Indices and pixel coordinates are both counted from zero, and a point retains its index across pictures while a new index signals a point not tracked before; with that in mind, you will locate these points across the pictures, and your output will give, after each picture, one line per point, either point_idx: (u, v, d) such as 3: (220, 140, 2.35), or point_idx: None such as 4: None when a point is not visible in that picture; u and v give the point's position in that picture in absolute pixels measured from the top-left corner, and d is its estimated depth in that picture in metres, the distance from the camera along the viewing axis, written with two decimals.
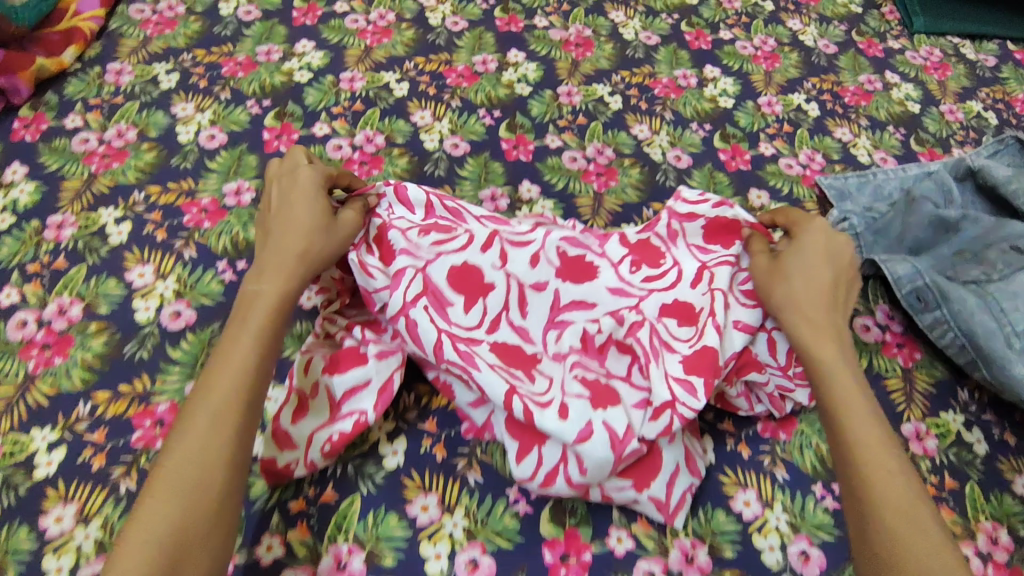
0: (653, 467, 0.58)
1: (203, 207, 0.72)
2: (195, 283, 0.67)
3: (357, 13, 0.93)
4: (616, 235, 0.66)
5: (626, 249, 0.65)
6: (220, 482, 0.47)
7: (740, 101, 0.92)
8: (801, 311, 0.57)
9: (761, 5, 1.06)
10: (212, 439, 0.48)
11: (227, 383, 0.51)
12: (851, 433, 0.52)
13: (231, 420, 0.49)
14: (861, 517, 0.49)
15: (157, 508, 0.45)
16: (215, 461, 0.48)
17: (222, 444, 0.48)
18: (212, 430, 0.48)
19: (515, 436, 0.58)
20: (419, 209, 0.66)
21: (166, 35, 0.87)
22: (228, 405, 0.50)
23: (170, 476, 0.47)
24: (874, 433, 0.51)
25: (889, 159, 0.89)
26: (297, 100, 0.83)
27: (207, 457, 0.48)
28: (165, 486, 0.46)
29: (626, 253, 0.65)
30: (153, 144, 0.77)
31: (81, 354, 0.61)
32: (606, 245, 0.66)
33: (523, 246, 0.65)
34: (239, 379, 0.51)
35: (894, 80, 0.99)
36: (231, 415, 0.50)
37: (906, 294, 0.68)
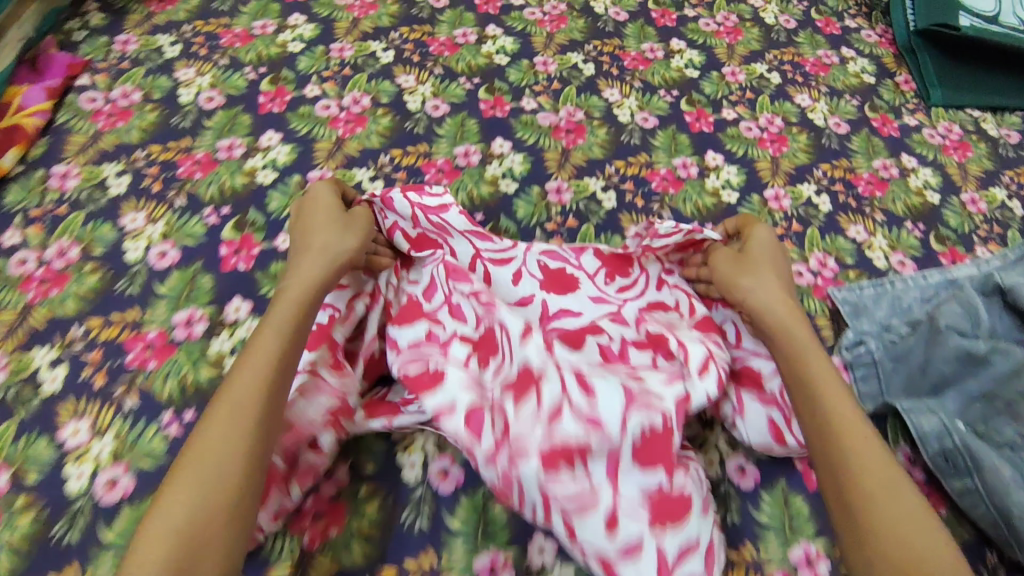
0: (679, 504, 0.55)
1: (149, 342, 0.66)
2: (136, 440, 0.60)
3: (329, 98, 0.85)
4: (590, 248, 0.72)
5: (600, 261, 0.72)
6: (240, 499, 0.48)
7: (745, 195, 0.85)
8: (773, 300, 0.64)
9: (768, 77, 0.98)
10: (232, 448, 0.49)
11: (247, 398, 0.52)
12: (850, 455, 0.54)
13: (251, 434, 0.50)
14: (846, 506, 0.51)
15: (187, 486, 0.47)
16: (229, 480, 0.48)
17: (247, 428, 0.50)
18: (234, 438, 0.50)
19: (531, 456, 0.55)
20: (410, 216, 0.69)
21: (118, 128, 0.79)
22: (255, 396, 0.52)
23: (189, 491, 0.47)
24: (872, 452, 0.54)
25: (907, 262, 0.81)
26: (259, 207, 0.75)
27: (226, 477, 0.48)
28: (183, 508, 0.46)
29: (600, 265, 0.72)
30: (96, 264, 0.70)
31: (6, 535, 0.55)
32: (582, 257, 0.72)
33: (504, 264, 0.70)
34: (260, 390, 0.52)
35: (910, 164, 0.91)
36: (250, 422, 0.51)
37: (935, 456, 0.62)
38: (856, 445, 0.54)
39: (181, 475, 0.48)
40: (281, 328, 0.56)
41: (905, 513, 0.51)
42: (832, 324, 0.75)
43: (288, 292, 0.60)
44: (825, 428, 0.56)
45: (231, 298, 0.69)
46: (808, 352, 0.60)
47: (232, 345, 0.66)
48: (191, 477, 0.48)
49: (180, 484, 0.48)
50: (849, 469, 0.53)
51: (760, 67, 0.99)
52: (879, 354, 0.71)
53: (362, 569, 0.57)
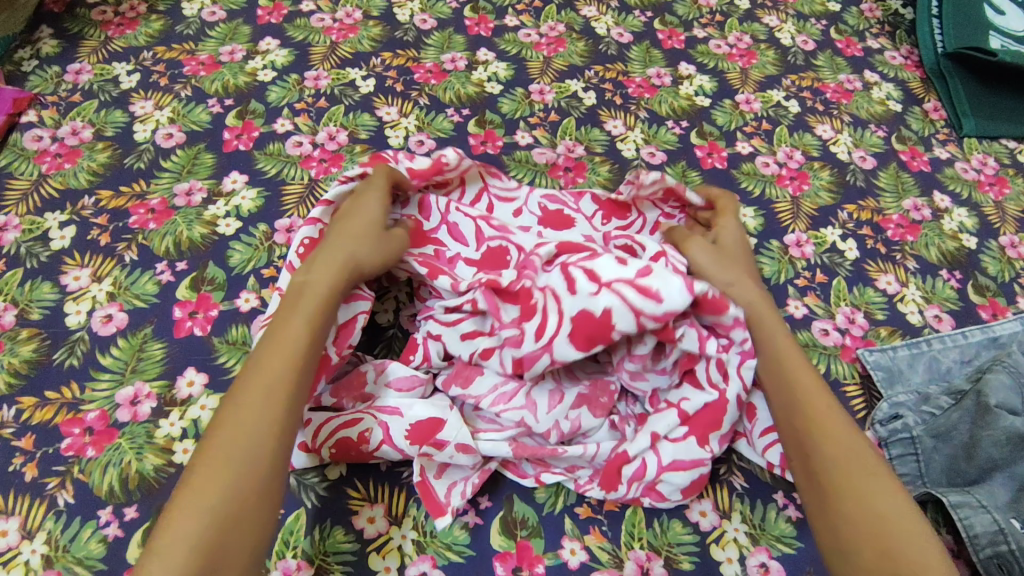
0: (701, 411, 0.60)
1: (88, 425, 0.58)
2: (68, 543, 0.53)
3: (302, 134, 0.78)
4: (589, 193, 0.74)
5: (597, 204, 0.74)
6: (272, 484, 0.47)
7: (764, 241, 0.76)
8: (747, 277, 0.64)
9: (785, 105, 0.90)
10: (256, 445, 0.47)
11: (269, 391, 0.49)
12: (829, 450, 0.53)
13: (275, 432, 0.48)
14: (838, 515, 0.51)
15: (199, 498, 0.44)
16: (259, 471, 0.46)
17: (262, 443, 0.47)
18: (257, 431, 0.47)
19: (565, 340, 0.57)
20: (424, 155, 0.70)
21: (65, 170, 0.73)
22: (277, 401, 0.49)
23: (218, 483, 0.45)
24: (850, 448, 0.53)
25: (944, 318, 0.73)
26: (220, 261, 0.68)
27: (253, 469, 0.46)
28: (215, 496, 0.44)
29: (597, 208, 0.74)
30: (33, 330, 0.63)
31: None
32: (581, 201, 0.74)
33: (508, 202, 0.74)
34: (287, 377, 0.50)
35: (943, 204, 0.83)
36: (274, 424, 0.48)
37: (985, 559, 0.54)
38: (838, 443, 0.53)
39: (197, 478, 0.45)
40: (311, 316, 0.54)
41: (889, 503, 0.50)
42: (862, 391, 0.67)
43: (315, 285, 0.56)
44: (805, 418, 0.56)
45: (184, 369, 0.61)
46: (783, 345, 0.60)
47: (183, 427, 0.59)
48: (222, 466, 0.46)
49: (204, 479, 0.45)
50: (832, 461, 0.53)
51: (776, 94, 0.91)
52: (918, 429, 0.63)
53: None
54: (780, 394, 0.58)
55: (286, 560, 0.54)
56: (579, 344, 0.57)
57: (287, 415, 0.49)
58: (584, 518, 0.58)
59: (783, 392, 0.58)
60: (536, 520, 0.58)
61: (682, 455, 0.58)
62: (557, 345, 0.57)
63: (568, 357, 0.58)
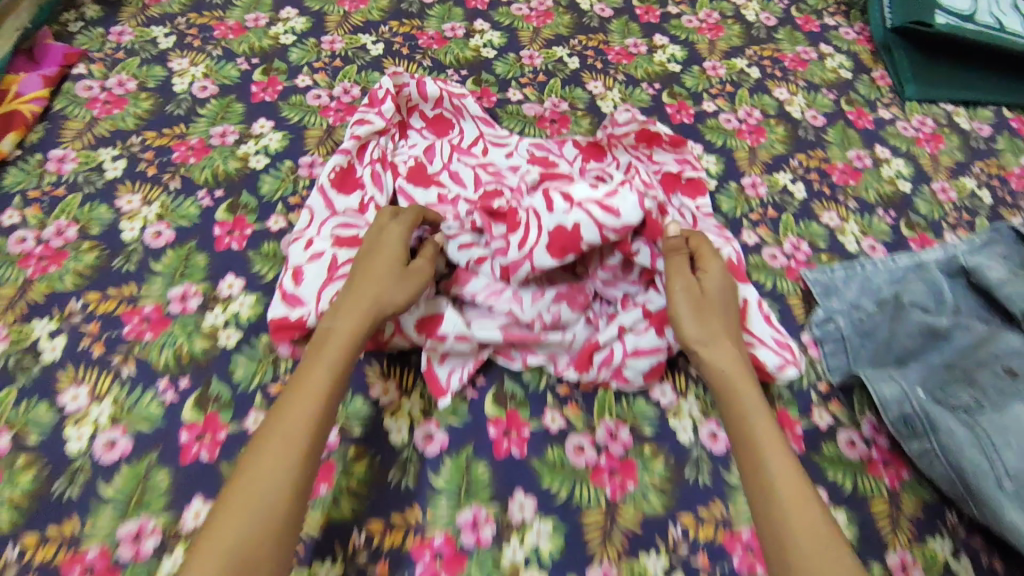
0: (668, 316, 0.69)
1: (145, 316, 0.68)
2: (132, 405, 0.63)
3: (320, 88, 0.88)
4: (570, 141, 0.87)
5: (578, 150, 0.86)
6: (289, 520, 0.51)
7: (723, 182, 0.88)
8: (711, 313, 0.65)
9: (747, 72, 1.02)
10: (275, 483, 0.52)
11: (292, 431, 0.54)
12: (766, 471, 0.56)
13: (297, 467, 0.53)
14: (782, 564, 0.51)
15: (229, 520, 0.49)
16: (279, 505, 0.51)
17: (285, 474, 0.52)
18: (280, 472, 0.52)
19: (547, 251, 0.68)
20: (432, 101, 0.85)
21: (114, 116, 0.81)
22: (300, 440, 0.54)
23: (241, 516, 0.50)
24: (781, 467, 0.56)
25: (878, 247, 0.84)
26: (252, 190, 0.78)
27: (271, 505, 0.51)
28: (238, 528, 0.49)
29: (578, 153, 0.86)
30: (93, 243, 0.72)
31: (7, 492, 0.58)
32: (564, 148, 0.86)
33: (501, 147, 0.85)
34: (307, 426, 0.55)
35: (884, 155, 0.95)
36: (297, 459, 0.53)
37: (894, 420, 0.64)
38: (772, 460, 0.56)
39: (226, 511, 0.50)
40: (335, 365, 0.59)
41: (808, 523, 0.52)
42: (803, 303, 0.78)
43: (338, 333, 0.61)
44: (747, 439, 0.58)
45: (224, 275, 0.72)
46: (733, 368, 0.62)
47: (226, 319, 0.69)
48: (245, 501, 0.50)
49: (234, 507, 0.50)
50: (767, 486, 0.55)
51: (740, 62, 1.03)
52: (847, 331, 0.74)
53: (351, 523, 0.60)
54: (727, 416, 0.61)
55: None
56: (554, 253, 0.68)
57: (304, 460, 0.53)
58: (564, 394, 0.69)
59: (736, 421, 0.60)
60: (523, 395, 0.69)
61: (644, 345, 0.68)
62: (536, 255, 0.68)
63: (545, 264, 0.68)
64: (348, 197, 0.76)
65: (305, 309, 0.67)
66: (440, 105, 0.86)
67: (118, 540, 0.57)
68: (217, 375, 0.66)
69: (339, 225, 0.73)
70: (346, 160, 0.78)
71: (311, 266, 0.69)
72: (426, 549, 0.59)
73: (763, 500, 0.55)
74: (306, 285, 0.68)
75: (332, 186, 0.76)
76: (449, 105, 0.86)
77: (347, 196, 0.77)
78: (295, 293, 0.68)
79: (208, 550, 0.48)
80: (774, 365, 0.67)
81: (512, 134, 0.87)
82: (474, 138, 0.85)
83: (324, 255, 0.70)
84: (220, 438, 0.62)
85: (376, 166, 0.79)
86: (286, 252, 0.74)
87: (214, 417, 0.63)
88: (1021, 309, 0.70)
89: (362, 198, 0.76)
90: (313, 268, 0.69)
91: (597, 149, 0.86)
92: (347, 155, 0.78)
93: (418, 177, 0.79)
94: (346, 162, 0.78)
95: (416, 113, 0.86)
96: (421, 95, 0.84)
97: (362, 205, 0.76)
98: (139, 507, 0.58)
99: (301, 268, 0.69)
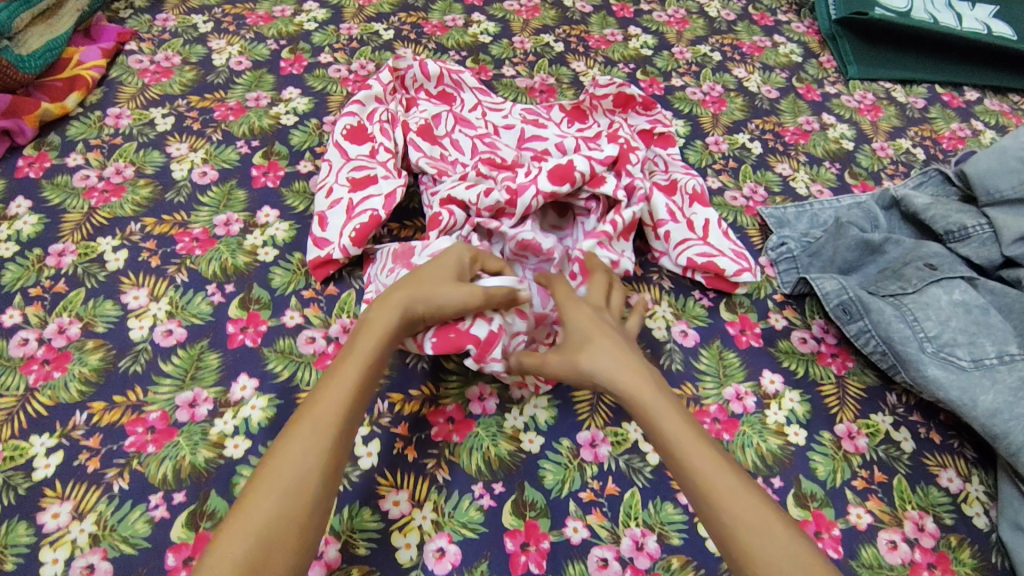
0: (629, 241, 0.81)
1: (195, 236, 0.79)
2: (186, 304, 0.73)
3: (340, 64, 1.01)
4: (558, 106, 0.98)
5: (564, 114, 0.97)
6: (316, 505, 0.51)
7: (689, 141, 1.01)
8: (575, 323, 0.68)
9: (710, 56, 1.16)
10: (307, 468, 0.51)
11: (327, 417, 0.55)
12: (693, 469, 0.54)
13: (327, 456, 0.53)
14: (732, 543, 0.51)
15: (263, 501, 0.49)
16: (308, 490, 0.51)
17: (320, 453, 0.52)
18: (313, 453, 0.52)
19: (550, 179, 0.79)
20: (433, 78, 0.95)
21: (163, 83, 0.95)
22: (329, 430, 0.54)
23: (272, 490, 0.50)
24: (701, 455, 0.55)
25: (825, 191, 0.97)
26: (283, 141, 0.90)
27: (303, 489, 0.50)
28: (268, 506, 0.49)
29: (564, 116, 0.97)
30: (148, 180, 0.84)
31: (79, 368, 0.67)
32: (552, 113, 0.97)
33: (497, 111, 0.95)
34: (339, 411, 0.55)
35: (830, 121, 1.09)
36: (328, 437, 0.53)
37: (835, 308, 0.77)
38: (700, 457, 0.55)
39: (255, 490, 0.50)
40: (367, 351, 0.60)
41: (735, 502, 0.52)
42: (760, 234, 0.90)
43: (376, 323, 0.62)
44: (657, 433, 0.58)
45: (261, 207, 0.83)
46: (632, 379, 0.61)
47: (264, 240, 0.80)
48: (278, 480, 0.50)
49: (263, 486, 0.50)
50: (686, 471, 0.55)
51: (703, 48, 1.18)
52: (798, 251, 0.86)
53: (376, 395, 0.70)
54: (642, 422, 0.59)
55: (343, 317, 0.74)
56: (553, 180, 0.79)
57: (338, 443, 0.54)
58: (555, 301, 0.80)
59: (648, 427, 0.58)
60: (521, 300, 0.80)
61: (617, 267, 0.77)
62: (538, 181, 0.79)
63: (546, 188, 0.79)
64: (359, 145, 0.84)
65: (330, 246, 0.76)
66: (441, 81, 0.96)
67: (176, 406, 0.66)
68: (257, 282, 0.76)
69: (353, 169, 0.82)
70: (356, 120, 0.86)
71: (334, 212, 0.78)
72: (440, 415, 0.69)
73: (701, 500, 0.54)
74: (331, 227, 0.78)
75: (344, 140, 0.84)
76: (449, 80, 0.96)
77: (359, 146, 0.85)
78: (323, 236, 0.77)
79: (235, 531, 0.47)
80: (733, 272, 0.80)
81: (507, 102, 0.97)
82: (474, 104, 0.95)
83: (343, 201, 0.79)
84: (262, 330, 0.72)
85: (384, 124, 0.87)
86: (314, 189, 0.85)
87: (256, 314, 0.73)
88: (941, 228, 0.83)
89: (373, 146, 0.84)
90: (335, 213, 0.79)
91: (580, 113, 0.97)
92: (359, 116, 0.87)
93: (426, 135, 0.89)
94: (356, 121, 0.86)
95: (422, 92, 0.96)
96: (425, 74, 0.95)
97: (373, 150, 0.84)
98: (193, 381, 0.68)
99: (325, 214, 0.79)
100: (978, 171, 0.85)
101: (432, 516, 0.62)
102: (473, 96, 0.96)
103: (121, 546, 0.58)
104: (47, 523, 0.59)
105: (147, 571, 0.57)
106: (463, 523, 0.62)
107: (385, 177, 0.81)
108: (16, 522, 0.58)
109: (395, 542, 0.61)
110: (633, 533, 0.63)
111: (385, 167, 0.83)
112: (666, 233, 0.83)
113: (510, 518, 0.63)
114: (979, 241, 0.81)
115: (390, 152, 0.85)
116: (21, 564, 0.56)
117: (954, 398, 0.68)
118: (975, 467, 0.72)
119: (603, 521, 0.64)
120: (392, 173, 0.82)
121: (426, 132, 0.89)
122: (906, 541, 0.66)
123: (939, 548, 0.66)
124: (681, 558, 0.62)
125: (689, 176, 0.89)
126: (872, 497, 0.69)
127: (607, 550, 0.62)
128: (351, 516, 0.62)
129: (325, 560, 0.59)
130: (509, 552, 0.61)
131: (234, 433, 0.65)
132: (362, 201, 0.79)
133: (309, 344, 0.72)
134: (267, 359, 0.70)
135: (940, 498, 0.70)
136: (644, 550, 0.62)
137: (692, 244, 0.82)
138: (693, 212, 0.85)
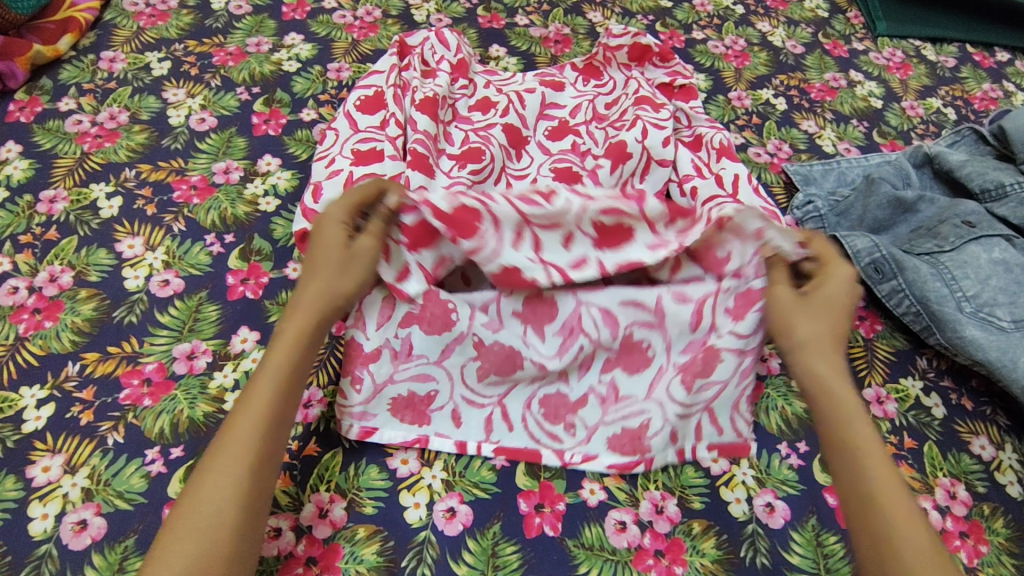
0: None
1: (192, 184, 0.75)
2: (183, 254, 0.70)
3: (345, 9, 0.96)
4: (569, 65, 0.93)
5: (577, 72, 0.92)
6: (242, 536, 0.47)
7: (711, 96, 0.97)
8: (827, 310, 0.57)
9: (733, 9, 1.11)
10: (225, 522, 0.46)
11: (241, 454, 0.49)
12: (870, 478, 0.51)
13: (243, 489, 0.48)
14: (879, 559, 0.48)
15: (178, 543, 0.45)
16: (222, 547, 0.46)
17: (238, 480, 0.48)
18: (227, 486, 0.47)
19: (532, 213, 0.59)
20: (453, 47, 0.86)
21: (158, 26, 0.90)
22: (246, 453, 0.49)
23: (188, 540, 0.45)
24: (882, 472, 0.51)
25: (852, 150, 0.93)
26: (285, 88, 0.86)
27: (212, 546, 0.45)
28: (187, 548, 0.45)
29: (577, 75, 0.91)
30: (144, 126, 0.80)
31: (71, 318, 0.64)
32: (564, 73, 0.92)
33: (509, 81, 0.89)
34: (248, 456, 0.49)
35: (858, 78, 1.03)
36: (236, 496, 0.47)
37: (865, 267, 0.74)
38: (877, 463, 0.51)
39: (166, 546, 0.45)
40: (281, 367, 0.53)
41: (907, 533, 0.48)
42: (785, 191, 0.86)
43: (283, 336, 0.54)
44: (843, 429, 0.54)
45: (263, 155, 0.79)
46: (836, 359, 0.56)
47: (265, 189, 0.76)
48: (197, 516, 0.46)
49: (177, 536, 0.45)
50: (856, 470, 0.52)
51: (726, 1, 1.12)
52: (824, 210, 0.82)
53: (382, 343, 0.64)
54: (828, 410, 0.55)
55: None
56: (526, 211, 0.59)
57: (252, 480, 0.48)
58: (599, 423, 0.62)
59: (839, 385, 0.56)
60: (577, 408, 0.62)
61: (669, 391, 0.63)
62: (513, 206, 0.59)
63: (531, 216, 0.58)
64: (371, 116, 0.78)
65: None
66: (460, 51, 0.87)
67: (173, 357, 0.63)
68: (258, 233, 0.72)
69: (359, 140, 0.76)
70: (372, 91, 0.81)
71: (330, 183, 0.72)
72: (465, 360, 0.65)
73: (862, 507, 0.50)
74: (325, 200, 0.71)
75: (356, 110, 0.79)
76: (454, 44, 0.87)
77: (371, 116, 0.79)
78: (314, 208, 0.70)
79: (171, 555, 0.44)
80: None
81: (516, 74, 0.91)
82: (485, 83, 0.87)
83: (343, 172, 0.73)
84: (263, 282, 0.69)
85: (398, 92, 0.80)
86: (317, 139, 0.81)
87: (257, 266, 0.70)
88: (976, 185, 0.79)
89: (384, 116, 0.78)
90: (332, 184, 0.72)
91: (594, 69, 0.92)
92: (376, 85, 0.81)
93: (429, 108, 0.77)
94: (370, 92, 0.81)
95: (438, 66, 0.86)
96: (442, 43, 0.86)
97: (384, 122, 0.78)
98: (192, 333, 0.65)
99: (320, 184, 0.73)
100: (1017, 128, 0.82)
101: (442, 475, 0.60)
102: (480, 70, 0.90)
103: (116, 502, 0.55)
104: (37, 477, 0.56)
105: (144, 527, 0.54)
106: (475, 483, 0.60)
107: (392, 156, 0.74)
108: (2, 476, 0.55)
109: (403, 501, 0.58)
110: (653, 497, 0.60)
111: (393, 142, 0.76)
112: (693, 190, 0.78)
113: (524, 479, 0.60)
114: (1015, 200, 0.76)
115: (401, 125, 0.78)
116: (9, 520, 0.53)
117: (994, 359, 0.66)
118: (1008, 435, 0.69)
119: (622, 483, 0.61)
120: (400, 153, 0.75)
121: (427, 103, 0.77)
122: (937, 508, 0.63)
123: (972, 516, 0.63)
124: (702, 522, 0.59)
125: (714, 131, 0.84)
126: (901, 464, 0.65)
127: (625, 513, 0.59)
128: (358, 474, 0.59)
129: (330, 519, 0.56)
130: (523, 514, 0.58)
131: (234, 387, 0.62)
132: (364, 178, 0.72)
133: (354, 390, 0.60)
134: (268, 311, 0.67)
135: (972, 465, 0.66)
136: (664, 514, 0.59)
137: (722, 202, 0.76)
138: (722, 167, 0.80)
